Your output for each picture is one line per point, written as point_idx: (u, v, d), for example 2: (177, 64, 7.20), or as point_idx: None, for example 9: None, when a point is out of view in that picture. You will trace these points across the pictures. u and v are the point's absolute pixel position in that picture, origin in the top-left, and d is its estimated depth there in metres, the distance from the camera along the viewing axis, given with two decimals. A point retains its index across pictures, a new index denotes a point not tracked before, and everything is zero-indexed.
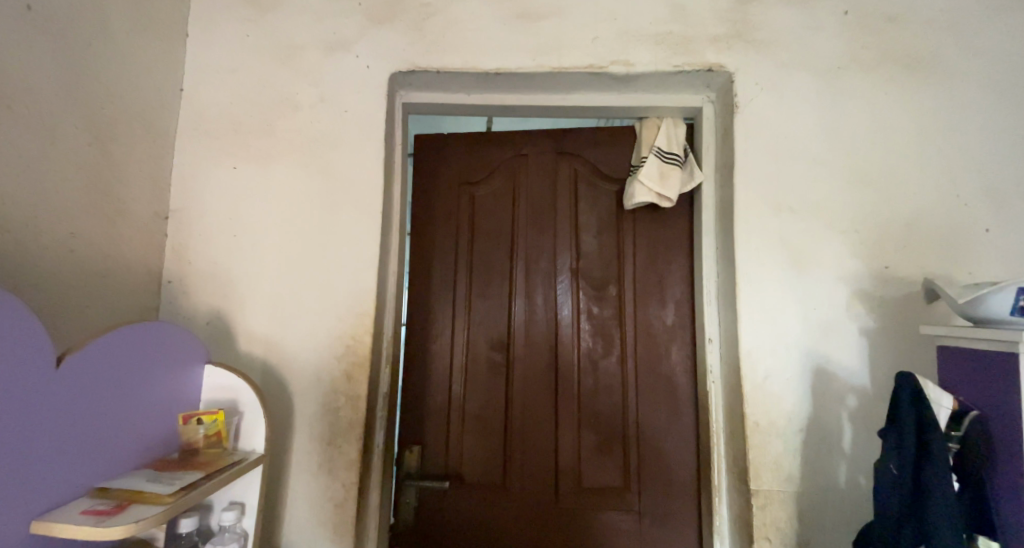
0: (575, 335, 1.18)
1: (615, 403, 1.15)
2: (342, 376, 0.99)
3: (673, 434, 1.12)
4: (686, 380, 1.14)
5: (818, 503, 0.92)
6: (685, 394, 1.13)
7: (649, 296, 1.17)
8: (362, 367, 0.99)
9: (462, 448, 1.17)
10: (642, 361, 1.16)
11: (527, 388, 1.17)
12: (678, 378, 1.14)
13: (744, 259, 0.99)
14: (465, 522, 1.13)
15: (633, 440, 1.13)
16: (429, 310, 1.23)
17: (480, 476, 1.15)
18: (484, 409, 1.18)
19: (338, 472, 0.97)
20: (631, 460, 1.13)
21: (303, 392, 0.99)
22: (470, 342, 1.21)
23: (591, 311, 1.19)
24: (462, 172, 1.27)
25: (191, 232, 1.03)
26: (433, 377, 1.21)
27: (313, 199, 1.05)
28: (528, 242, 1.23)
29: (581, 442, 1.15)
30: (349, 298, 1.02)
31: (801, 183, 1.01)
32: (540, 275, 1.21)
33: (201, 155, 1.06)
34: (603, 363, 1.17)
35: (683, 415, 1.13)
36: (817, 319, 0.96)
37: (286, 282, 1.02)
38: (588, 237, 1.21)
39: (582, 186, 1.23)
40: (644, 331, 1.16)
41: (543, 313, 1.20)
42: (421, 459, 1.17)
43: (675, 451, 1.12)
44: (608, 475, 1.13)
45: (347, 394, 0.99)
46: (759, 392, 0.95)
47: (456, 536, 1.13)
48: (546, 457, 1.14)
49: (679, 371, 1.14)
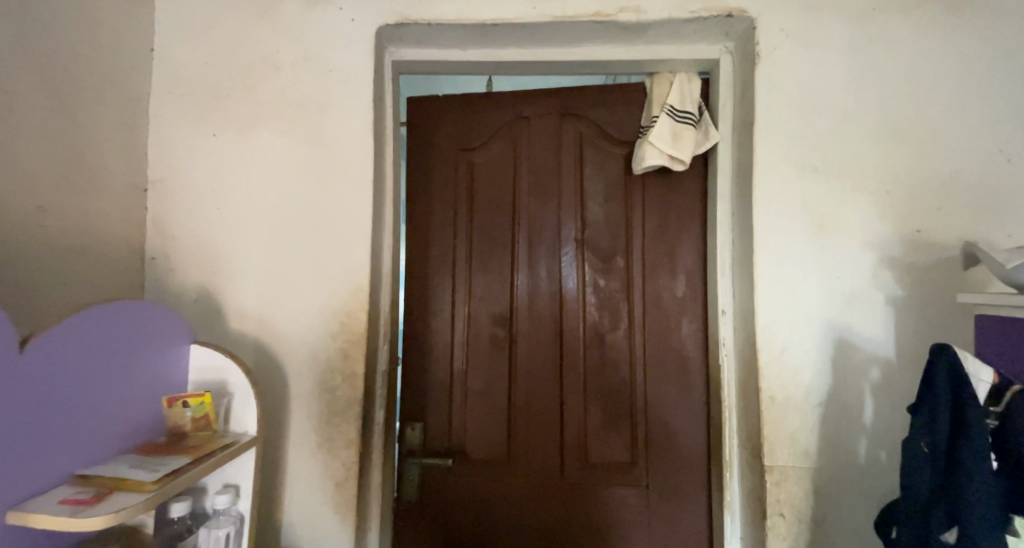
0: (581, 309, 1.13)
1: (623, 378, 1.11)
2: (337, 353, 0.96)
3: (683, 410, 1.08)
4: (697, 354, 1.09)
5: (835, 479, 0.88)
6: (696, 368, 1.08)
7: (658, 267, 1.11)
8: (359, 344, 0.95)
9: (466, 424, 1.14)
10: (650, 335, 1.10)
11: (529, 364, 1.13)
12: (688, 350, 1.09)
13: (763, 226, 0.92)
14: (470, 499, 1.11)
15: (641, 415, 1.10)
16: (429, 284, 1.18)
17: (485, 452, 1.13)
18: (486, 386, 1.14)
19: (338, 451, 0.94)
20: (639, 437, 1.09)
21: (298, 371, 0.96)
22: (471, 316, 1.17)
23: (597, 284, 1.13)
24: (460, 137, 1.19)
25: (172, 205, 0.97)
26: (434, 353, 1.16)
27: (300, 168, 0.98)
28: (531, 211, 1.16)
29: (587, 419, 1.11)
30: (343, 272, 0.96)
31: (827, 140, 0.93)
32: (543, 246, 1.15)
33: (178, 122, 0.99)
34: (610, 337, 1.12)
35: (693, 389, 1.08)
36: (839, 289, 0.90)
37: (275, 256, 0.97)
38: (594, 206, 1.14)
39: (587, 149, 1.15)
40: (652, 305, 1.11)
41: (547, 286, 1.14)
42: (424, 436, 1.14)
43: (685, 425, 1.08)
44: (615, 449, 1.10)
45: (344, 373, 0.95)
46: (775, 366, 0.90)
47: (461, 513, 1.11)
48: (551, 434, 1.12)
49: (690, 344, 1.09)
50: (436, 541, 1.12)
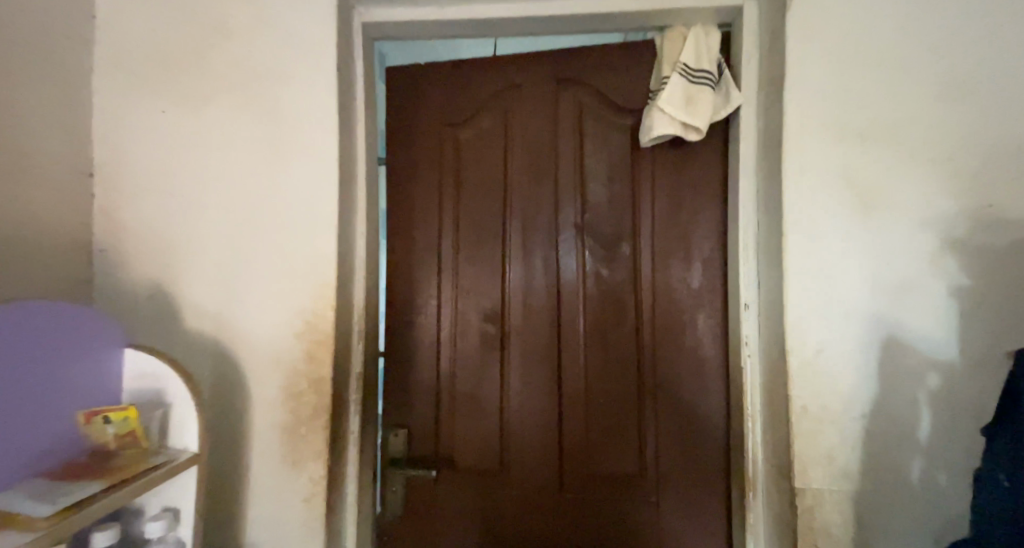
0: (581, 303, 1.00)
1: (629, 380, 0.97)
2: (302, 355, 0.85)
3: (699, 418, 0.94)
4: (715, 353, 0.94)
5: (882, 507, 0.74)
6: (713, 370, 0.94)
7: (668, 255, 0.97)
8: (326, 345, 0.85)
9: (454, 431, 1.03)
10: (660, 332, 0.97)
11: (524, 364, 1.01)
12: (704, 350, 0.95)
13: (795, 204, 0.77)
14: (460, 513, 1.01)
15: (651, 422, 0.96)
16: (412, 276, 1.06)
17: (474, 462, 1.02)
18: (475, 389, 1.03)
19: (305, 464, 0.84)
20: (649, 447, 0.96)
21: (259, 375, 0.85)
22: (459, 311, 1.05)
23: (599, 275, 0.99)
24: (444, 110, 1.06)
25: (120, 191, 0.88)
26: (418, 352, 1.05)
27: (257, 146, 0.87)
28: (524, 193, 1.03)
29: (589, 427, 0.99)
30: (306, 264, 0.86)
31: (874, 98, 0.76)
32: (538, 232, 1.02)
33: (125, 98, 0.88)
34: (615, 336, 0.98)
35: (711, 395, 0.94)
36: (888, 279, 0.75)
37: (231, 246, 0.87)
38: (595, 185, 1.00)
39: (588, 121, 1.01)
40: (662, 298, 0.97)
41: (542, 277, 1.02)
42: (408, 443, 1.04)
43: (701, 436, 0.94)
44: (621, 460, 0.97)
45: (310, 378, 0.85)
46: (807, 370, 0.76)
47: (450, 528, 1.01)
48: (549, 443, 1.00)
49: (707, 342, 0.95)
50: None
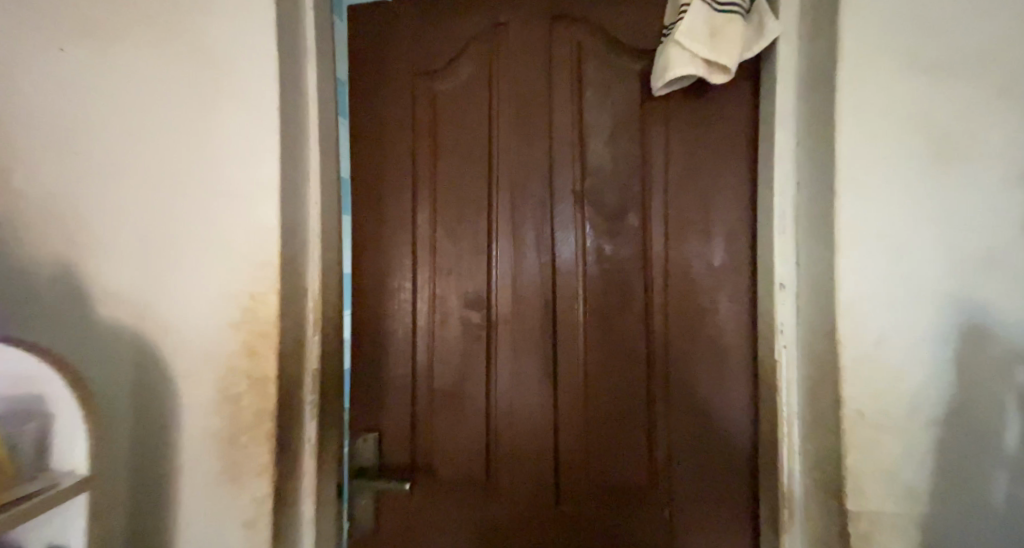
0: (580, 287, 0.84)
1: (637, 376, 0.82)
2: (239, 350, 0.70)
3: (720, 420, 0.80)
4: (739, 344, 0.79)
5: (954, 536, 0.59)
6: (738, 363, 0.79)
7: (684, 227, 0.81)
8: (268, 337, 0.70)
9: (433, 437, 0.89)
10: (673, 319, 0.81)
11: (513, 357, 0.87)
12: (725, 340, 0.79)
13: (849, 158, 0.61)
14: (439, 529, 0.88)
15: (662, 425, 0.82)
16: (382, 256, 0.90)
17: (456, 471, 0.88)
18: (457, 387, 0.88)
19: (246, 480, 0.70)
20: (660, 455, 0.82)
21: (188, 374, 0.71)
22: (437, 296, 0.89)
23: (601, 254, 0.84)
24: (418, 59, 0.90)
25: (14, 149, 0.72)
26: (390, 344, 0.90)
27: (181, 94, 0.71)
28: (512, 155, 0.86)
29: (588, 434, 0.84)
30: (242, 238, 0.70)
31: (951, 21, 0.60)
32: (528, 202, 0.86)
33: (18, 35, 0.72)
34: (619, 325, 0.83)
35: (733, 395, 0.79)
36: (969, 250, 0.59)
37: (152, 217, 0.71)
38: (596, 145, 0.84)
39: (588, 67, 0.84)
40: (676, 279, 0.81)
41: (534, 256, 0.86)
42: (379, 450, 0.90)
43: (718, 444, 0.79)
44: (627, 471, 0.82)
45: (250, 377, 0.70)
46: (863, 365, 0.61)
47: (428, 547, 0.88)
48: (542, 450, 0.85)
49: (730, 331, 0.79)
50: None
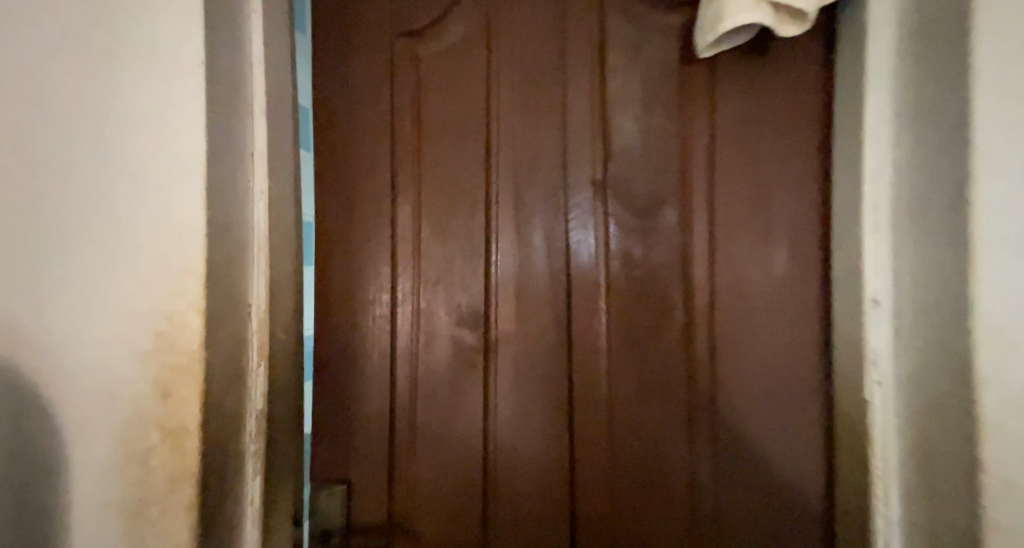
0: (602, 303, 0.67)
1: (675, 414, 0.67)
2: (149, 391, 0.52)
3: (776, 468, 0.65)
4: (801, 372, 0.64)
5: None
6: (797, 395, 0.65)
7: (732, 226, 0.64)
8: (190, 374, 0.52)
9: (414, 490, 0.71)
10: (721, 344, 0.65)
11: (518, 391, 0.70)
12: (790, 372, 0.65)
13: (994, 130, 0.44)
14: None
15: (706, 474, 0.66)
16: (351, 260, 0.72)
17: (445, 534, 0.71)
18: (448, 428, 0.71)
19: None
20: (702, 510, 0.66)
21: (73, 424, 0.51)
22: (422, 311, 0.71)
23: (628, 261, 0.67)
24: (398, 16, 0.72)
25: None
26: (362, 372, 0.72)
27: (65, 41, 0.52)
28: (516, 137, 0.69)
29: (613, 488, 0.68)
30: (152, 241, 0.52)
31: None
32: (535, 194, 0.68)
33: None
34: (654, 352, 0.67)
35: (799, 440, 0.65)
36: None
37: (18, 207, 0.51)
38: (623, 121, 0.66)
39: (613, 25, 0.67)
40: (722, 291, 0.65)
41: (544, 263, 0.69)
42: (348, 507, 0.72)
43: (781, 500, 0.65)
44: (662, 531, 0.67)
45: (165, 427, 0.52)
46: (1017, 421, 0.43)
47: None
48: (555, 505, 0.69)
49: (789, 356, 0.65)
50: None
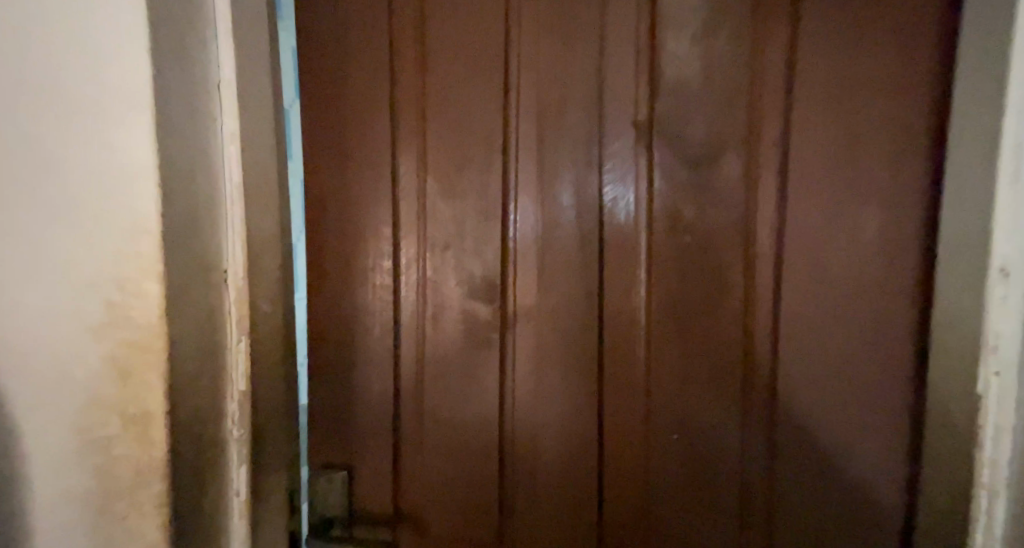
0: (642, 277, 0.57)
1: (725, 405, 0.57)
2: (103, 370, 0.43)
3: (846, 470, 0.55)
4: (884, 360, 0.53)
5: None
6: (877, 387, 0.53)
7: (808, 185, 0.52)
8: (148, 352, 0.43)
9: (423, 484, 0.64)
10: (787, 333, 0.54)
11: (540, 374, 0.60)
12: (874, 368, 0.53)
13: None
14: None
15: (760, 472, 0.57)
16: (346, 222, 0.62)
17: (457, 526, 0.64)
18: (460, 413, 0.62)
19: None
20: (752, 512, 0.57)
21: (20, 406, 0.44)
22: (429, 281, 0.61)
23: (677, 228, 0.55)
24: None
25: None
26: (362, 349, 0.63)
27: None
28: (543, 70, 0.56)
29: (648, 490, 0.59)
30: (94, 189, 0.42)
31: None
32: (565, 141, 0.57)
33: None
34: (703, 341, 0.56)
35: (880, 449, 0.54)
36: None
37: None
38: (677, 49, 0.53)
39: None
40: (791, 265, 0.53)
41: (573, 225, 0.57)
42: (349, 494, 0.66)
43: (848, 506, 0.56)
44: (704, 534, 0.58)
45: (125, 412, 0.44)
46: None
47: None
48: (580, 501, 0.61)
49: (871, 341, 0.53)
50: None
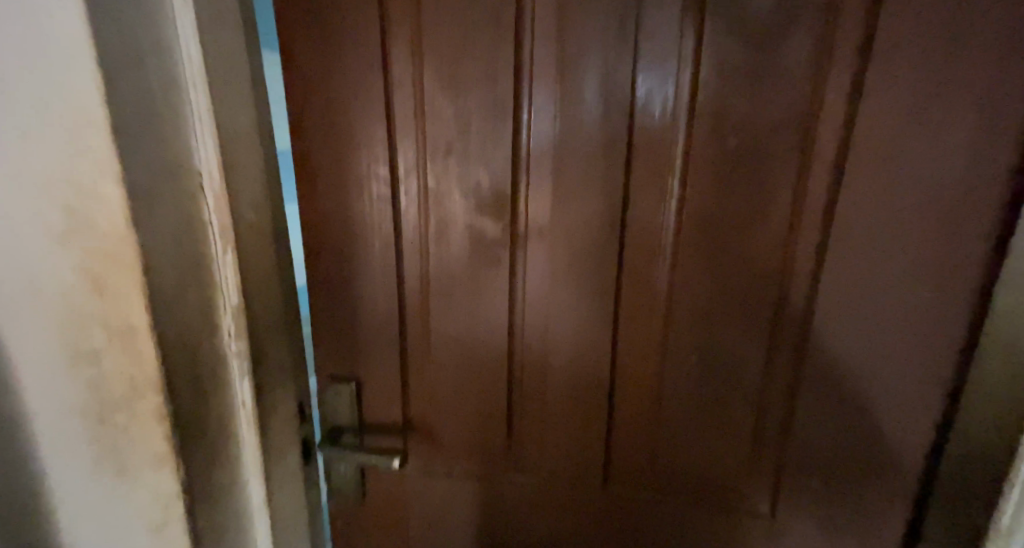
0: (673, 187, 0.49)
1: (752, 330, 0.52)
2: (79, 281, 0.40)
3: (875, 399, 0.52)
4: (945, 286, 0.46)
5: None
6: (929, 316, 0.48)
7: (896, 71, 0.41)
8: (122, 264, 0.39)
9: (431, 397, 0.64)
10: (835, 256, 0.48)
11: (553, 292, 0.56)
12: (932, 297, 0.47)
13: None
14: (444, 494, 0.68)
15: (779, 396, 0.55)
16: (336, 119, 0.54)
17: (466, 436, 0.65)
18: (467, 331, 0.60)
19: (140, 471, 0.46)
20: (766, 433, 0.56)
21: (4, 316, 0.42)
22: (430, 189, 0.55)
23: (721, 129, 0.46)
24: None
25: None
26: (362, 262, 0.59)
27: None
28: None
29: (661, 409, 0.58)
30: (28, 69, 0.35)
31: None
32: (593, 14, 0.45)
33: None
34: (736, 263, 0.50)
35: (916, 383, 0.50)
36: None
37: None
38: None
39: None
40: (853, 177, 0.45)
41: (597, 124, 0.49)
42: (359, 405, 0.66)
43: (871, 433, 0.53)
44: (713, 451, 0.58)
45: (110, 326, 0.42)
46: None
47: (432, 511, 0.70)
48: (589, 417, 0.60)
49: (934, 265, 0.46)
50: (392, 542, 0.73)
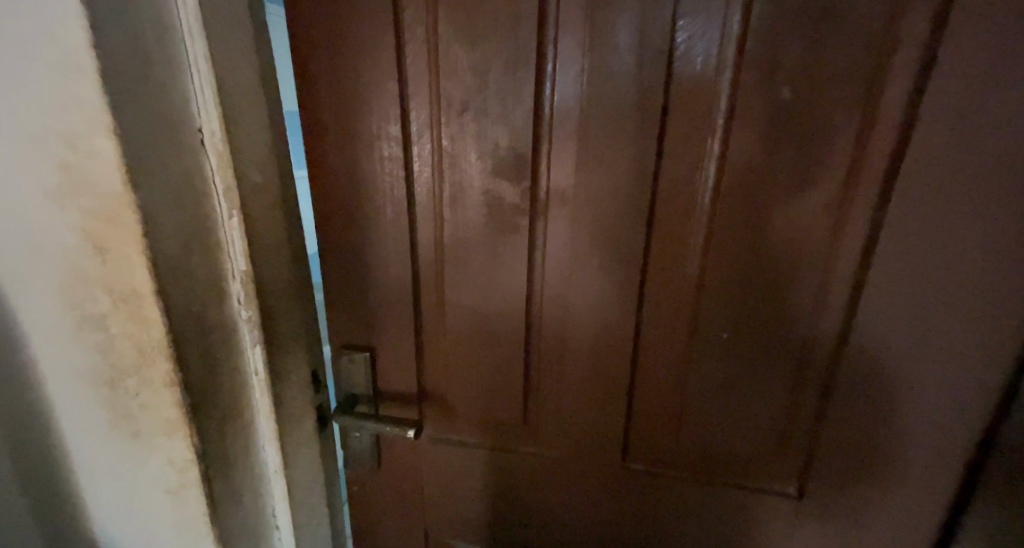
0: (712, 149, 0.45)
1: (791, 307, 0.48)
2: (80, 245, 0.39)
3: (926, 386, 0.47)
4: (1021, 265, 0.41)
5: None
6: (998, 298, 0.42)
7: (988, 10, 0.35)
8: (120, 227, 0.37)
9: (447, 369, 0.62)
10: (892, 228, 0.43)
11: (575, 263, 0.53)
12: (1005, 276, 0.42)
13: None
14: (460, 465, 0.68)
15: (817, 379, 0.51)
16: (344, 73, 0.50)
17: (482, 408, 0.63)
18: (484, 302, 0.57)
19: (154, 436, 0.46)
20: (800, 415, 0.53)
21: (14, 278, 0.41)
22: (444, 151, 0.51)
23: (771, 83, 0.41)
24: None
25: None
26: (374, 229, 0.56)
27: None
28: None
29: (686, 388, 0.55)
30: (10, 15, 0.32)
31: None
32: None
33: None
34: (778, 234, 0.46)
35: (975, 370, 0.45)
36: None
37: None
38: None
39: None
40: (924, 138, 0.39)
41: (629, 79, 0.44)
42: (374, 375, 0.65)
43: (917, 422, 0.49)
44: (741, 431, 0.55)
45: (113, 291, 0.40)
46: None
47: (447, 480, 0.69)
48: (609, 394, 0.58)
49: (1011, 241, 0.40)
50: (408, 509, 0.73)
